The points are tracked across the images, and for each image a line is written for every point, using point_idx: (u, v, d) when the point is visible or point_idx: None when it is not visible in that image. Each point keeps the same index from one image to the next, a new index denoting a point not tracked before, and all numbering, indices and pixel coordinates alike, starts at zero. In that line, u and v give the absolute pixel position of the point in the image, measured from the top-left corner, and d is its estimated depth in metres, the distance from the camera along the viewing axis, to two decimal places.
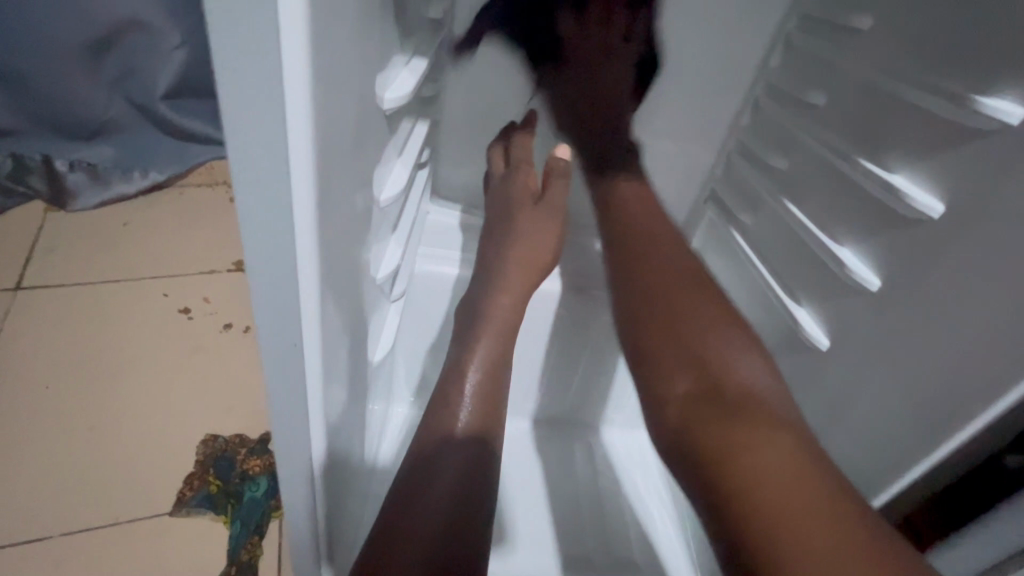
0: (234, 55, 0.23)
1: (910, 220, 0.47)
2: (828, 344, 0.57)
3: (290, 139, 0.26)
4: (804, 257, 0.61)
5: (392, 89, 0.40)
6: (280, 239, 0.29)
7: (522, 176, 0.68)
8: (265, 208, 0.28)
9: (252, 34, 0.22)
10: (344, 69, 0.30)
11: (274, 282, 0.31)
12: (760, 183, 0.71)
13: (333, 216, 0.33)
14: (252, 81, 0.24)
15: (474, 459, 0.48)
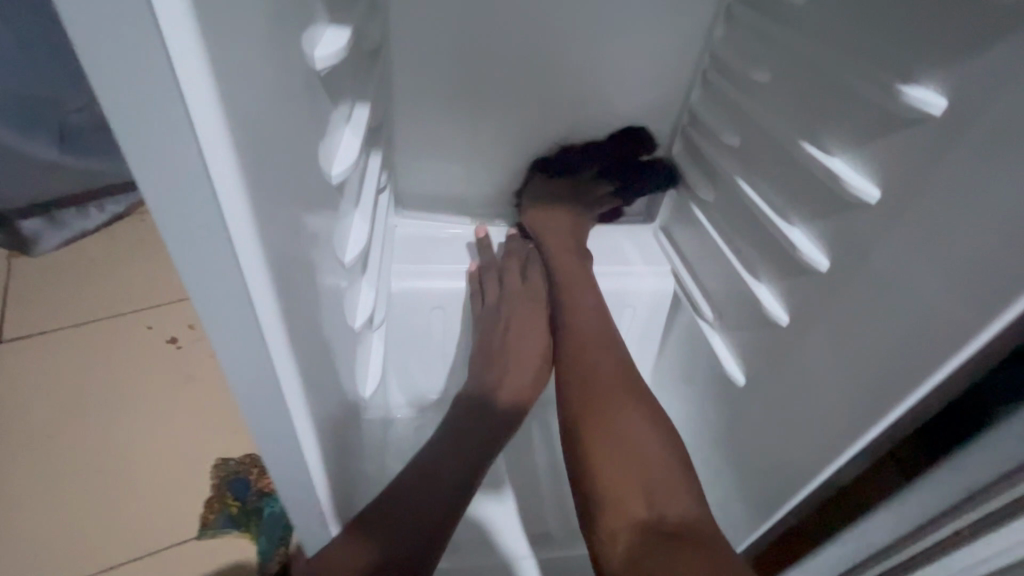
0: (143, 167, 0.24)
1: (852, 204, 0.50)
2: (787, 319, 0.60)
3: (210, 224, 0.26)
4: (760, 235, 0.64)
5: (336, 156, 0.41)
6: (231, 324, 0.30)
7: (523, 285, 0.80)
8: (210, 279, 0.29)
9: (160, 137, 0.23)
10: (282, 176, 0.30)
11: (241, 351, 0.33)
12: (715, 160, 0.72)
13: (294, 296, 0.35)
14: (174, 178, 0.25)
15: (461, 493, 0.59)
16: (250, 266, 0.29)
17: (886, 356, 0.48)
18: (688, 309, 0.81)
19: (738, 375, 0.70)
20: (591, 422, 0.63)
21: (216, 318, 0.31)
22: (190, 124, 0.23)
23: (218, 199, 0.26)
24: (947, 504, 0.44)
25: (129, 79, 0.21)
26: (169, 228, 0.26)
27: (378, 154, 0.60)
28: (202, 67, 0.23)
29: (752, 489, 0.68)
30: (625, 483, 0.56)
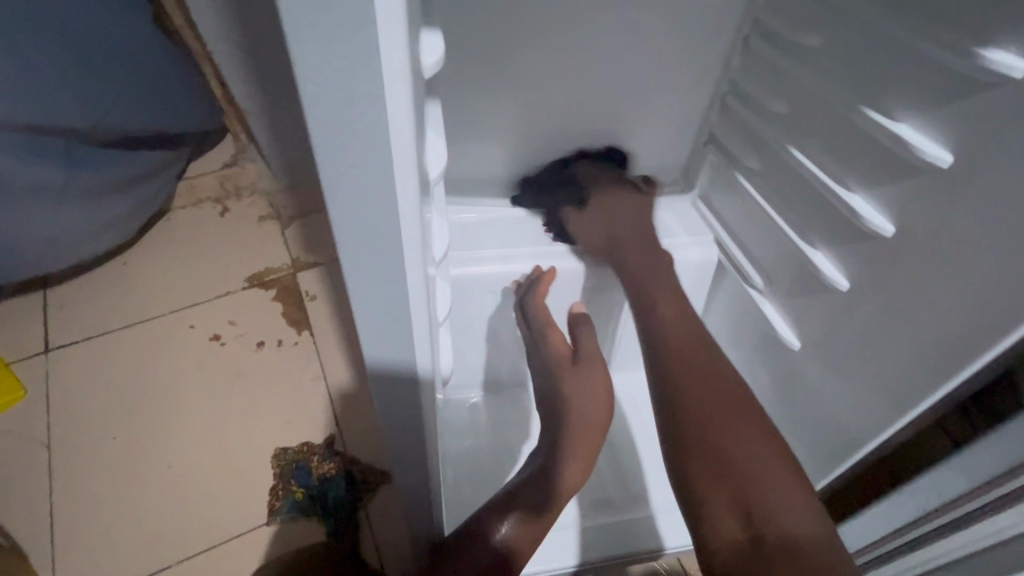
0: (346, 207, 0.25)
1: (921, 170, 0.50)
2: (847, 284, 0.62)
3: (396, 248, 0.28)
4: (814, 202, 0.65)
5: (429, 155, 0.41)
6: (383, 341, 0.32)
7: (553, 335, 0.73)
8: (373, 295, 0.30)
9: (361, 177, 0.24)
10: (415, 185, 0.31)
11: (386, 356, 0.34)
12: (760, 127, 0.72)
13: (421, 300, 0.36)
14: (367, 206, 0.26)
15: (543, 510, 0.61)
16: (414, 285, 0.30)
17: (958, 317, 0.49)
18: (735, 278, 0.82)
19: (793, 339, 0.72)
20: (696, 444, 0.57)
21: (376, 328, 0.32)
22: (386, 154, 0.24)
23: (398, 224, 0.27)
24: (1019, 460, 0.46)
25: (346, 116, 0.22)
26: (347, 253, 0.28)
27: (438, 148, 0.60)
28: (406, 102, 0.23)
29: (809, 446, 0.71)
30: (726, 509, 0.53)
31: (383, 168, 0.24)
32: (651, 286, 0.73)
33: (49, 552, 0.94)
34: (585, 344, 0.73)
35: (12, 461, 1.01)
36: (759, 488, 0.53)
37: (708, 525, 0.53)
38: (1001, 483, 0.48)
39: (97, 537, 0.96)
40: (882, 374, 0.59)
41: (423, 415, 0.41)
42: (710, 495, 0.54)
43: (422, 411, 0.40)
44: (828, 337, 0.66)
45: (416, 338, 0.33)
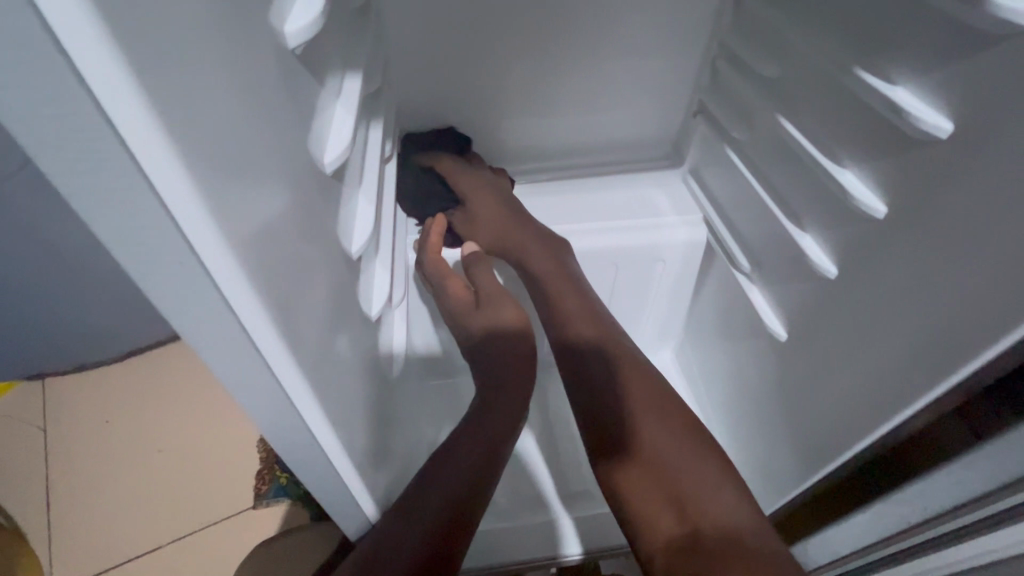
0: (133, 246, 0.22)
1: (917, 140, 0.44)
2: (836, 271, 0.55)
3: (215, 283, 0.25)
4: (804, 178, 0.58)
5: (332, 134, 0.37)
6: (245, 353, 0.29)
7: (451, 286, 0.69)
8: (204, 330, 0.27)
9: (136, 212, 0.21)
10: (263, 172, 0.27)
11: (257, 367, 0.30)
12: (748, 94, 0.65)
13: (303, 302, 0.33)
14: (127, 211, 0.21)
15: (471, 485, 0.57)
16: (236, 291, 0.26)
17: (953, 309, 0.43)
18: (724, 261, 0.76)
19: (781, 330, 0.66)
20: (614, 455, 0.56)
21: (210, 341, 0.28)
22: (120, 141, 0.19)
23: (179, 225, 0.22)
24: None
25: (83, 145, 0.19)
26: (134, 271, 0.23)
27: (379, 124, 0.56)
28: (127, 78, 0.18)
29: (797, 443, 0.66)
30: (659, 508, 0.51)
31: (156, 200, 0.21)
32: (548, 278, 0.69)
33: (42, 532, 0.96)
34: (483, 284, 0.70)
35: (10, 443, 1.04)
36: (683, 486, 0.52)
37: (644, 529, 0.52)
38: (986, 499, 0.45)
39: (86, 518, 0.98)
40: (867, 369, 0.53)
41: (315, 426, 0.37)
42: (639, 498, 0.53)
43: (311, 422, 0.36)
44: (814, 328, 0.60)
45: (267, 346, 0.29)
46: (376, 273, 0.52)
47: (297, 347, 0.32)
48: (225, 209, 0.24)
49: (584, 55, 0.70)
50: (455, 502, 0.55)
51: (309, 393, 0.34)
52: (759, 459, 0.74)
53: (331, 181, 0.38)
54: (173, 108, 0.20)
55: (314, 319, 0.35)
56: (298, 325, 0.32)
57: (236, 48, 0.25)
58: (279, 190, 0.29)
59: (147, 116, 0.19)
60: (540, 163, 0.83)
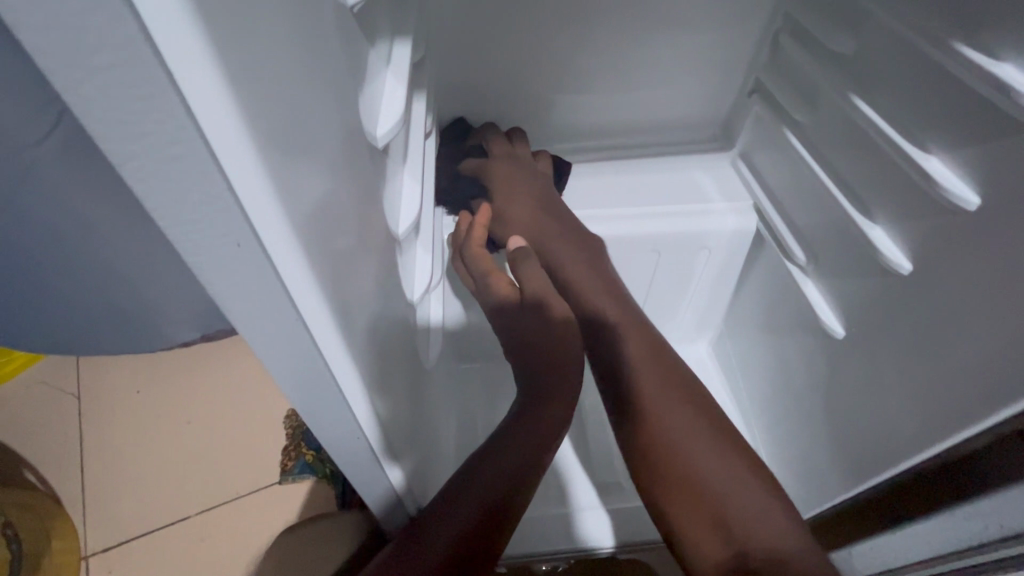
0: (195, 237, 0.20)
1: (1021, 123, 0.39)
2: (910, 266, 0.51)
3: (278, 274, 0.23)
4: (877, 163, 0.53)
5: (382, 105, 0.34)
6: (291, 342, 0.27)
7: (493, 280, 0.63)
8: (260, 320, 0.25)
9: (197, 201, 0.19)
10: (320, 146, 0.25)
11: (300, 357, 0.28)
12: (815, 72, 0.60)
13: (354, 287, 0.31)
14: (186, 190, 0.18)
15: (508, 483, 0.55)
16: (292, 272, 0.23)
17: None
18: (774, 251, 0.72)
19: (838, 326, 0.62)
20: (653, 469, 0.57)
21: (260, 326, 0.25)
22: (188, 114, 0.17)
23: (239, 199, 0.20)
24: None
25: (138, 121, 0.16)
26: (185, 249, 0.20)
27: (423, 96, 0.53)
28: (188, 21, 0.16)
29: (847, 446, 0.62)
30: (701, 525, 0.52)
31: (221, 187, 0.19)
32: (583, 288, 0.67)
33: (76, 495, 0.98)
34: (532, 285, 0.62)
35: (46, 408, 1.06)
36: (728, 508, 0.52)
37: (687, 544, 0.53)
38: None
39: (118, 485, 0.99)
40: (936, 374, 0.49)
41: (355, 412, 0.35)
42: (679, 515, 0.54)
43: (352, 407, 0.34)
44: (877, 325, 0.57)
45: (317, 331, 0.27)
46: (416, 254, 0.50)
47: (344, 331, 0.30)
48: (283, 181, 0.21)
49: (636, 26, 0.66)
50: (493, 503, 0.54)
51: (352, 377, 0.32)
52: (803, 459, 0.71)
53: (380, 154, 0.35)
54: (233, 61, 0.18)
55: (361, 299, 0.33)
56: (346, 311, 0.30)
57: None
58: (332, 161, 0.27)
59: (209, 70, 0.17)
60: (581, 142, 0.79)
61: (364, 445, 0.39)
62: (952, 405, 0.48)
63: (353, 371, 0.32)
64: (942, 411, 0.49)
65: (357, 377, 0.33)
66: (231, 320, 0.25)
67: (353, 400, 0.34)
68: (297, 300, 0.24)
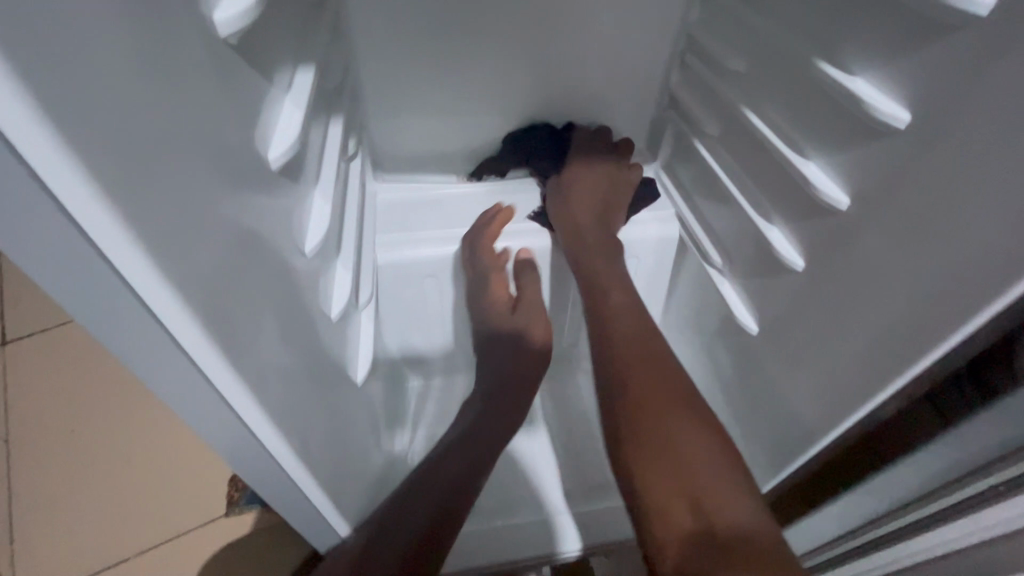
0: (49, 256, 0.22)
1: (878, 132, 0.44)
2: (803, 263, 0.56)
3: (142, 298, 0.25)
4: (770, 171, 0.58)
5: (276, 131, 0.35)
6: (173, 356, 0.28)
7: (495, 284, 0.73)
8: (136, 337, 0.27)
9: (41, 227, 0.21)
10: (200, 178, 0.26)
11: (185, 369, 0.29)
12: (717, 86, 0.65)
13: (247, 308, 0.32)
14: (33, 218, 0.21)
15: (460, 480, 0.60)
16: (146, 286, 0.25)
17: (915, 297, 0.43)
18: (697, 257, 0.76)
19: (751, 322, 0.66)
20: (634, 436, 0.56)
21: (123, 336, 0.26)
22: (21, 157, 0.19)
23: (73, 215, 0.21)
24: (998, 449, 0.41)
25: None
26: (28, 260, 0.22)
27: (339, 121, 0.55)
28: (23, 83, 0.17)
29: (772, 437, 0.66)
30: (668, 485, 0.51)
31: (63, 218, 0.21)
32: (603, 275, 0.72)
33: (5, 553, 0.92)
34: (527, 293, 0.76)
35: None
36: (695, 464, 0.51)
37: (647, 502, 0.52)
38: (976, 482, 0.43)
39: (52, 536, 0.94)
40: (834, 361, 0.53)
41: (256, 427, 0.35)
42: (650, 485, 0.52)
43: (252, 426, 0.35)
44: (783, 320, 0.60)
45: (199, 351, 0.28)
46: (337, 273, 0.51)
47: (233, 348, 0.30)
48: (140, 209, 0.22)
49: (553, 50, 0.69)
50: (444, 503, 0.58)
51: (245, 393, 0.33)
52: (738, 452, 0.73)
53: (281, 178, 0.36)
54: (72, 100, 0.19)
55: (261, 320, 0.34)
56: (237, 334, 0.31)
57: (167, 38, 0.23)
58: (218, 189, 0.28)
59: (24, 106, 0.18)
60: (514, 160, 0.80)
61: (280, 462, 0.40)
62: (855, 394, 0.51)
63: (248, 388, 0.33)
64: (848, 400, 0.52)
65: (256, 394, 0.34)
66: (107, 336, 0.27)
67: (253, 417, 0.34)
68: (171, 323, 0.26)
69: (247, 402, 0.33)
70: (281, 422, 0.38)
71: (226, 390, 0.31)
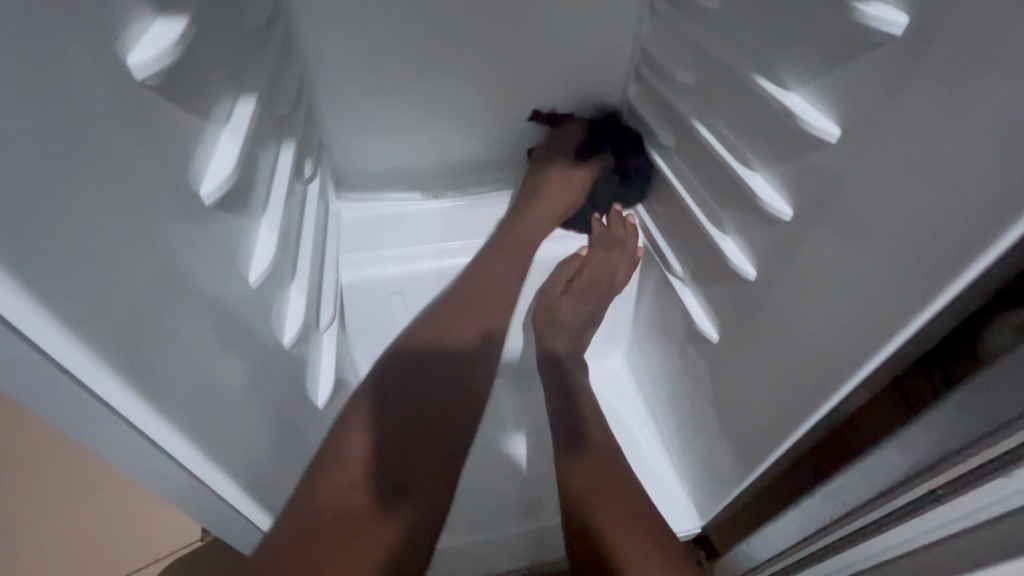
0: None
1: (813, 145, 0.45)
2: (755, 272, 0.57)
3: (40, 349, 0.24)
4: (721, 181, 0.59)
5: (211, 164, 0.35)
6: (82, 405, 0.27)
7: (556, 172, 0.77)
8: (40, 390, 0.26)
9: None
10: (116, 223, 0.26)
11: (105, 414, 0.28)
12: (671, 100, 0.66)
13: (178, 348, 0.32)
14: None
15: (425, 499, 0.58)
16: (47, 337, 0.24)
17: (856, 306, 0.45)
18: (660, 266, 0.77)
19: (711, 330, 0.67)
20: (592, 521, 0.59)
21: (27, 390, 0.25)
22: None
23: None
24: (947, 449, 0.39)
25: None
26: None
27: (291, 146, 0.55)
28: None
29: (737, 442, 0.67)
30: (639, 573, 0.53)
31: None
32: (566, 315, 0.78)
33: None
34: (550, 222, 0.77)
35: None
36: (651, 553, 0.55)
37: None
38: (920, 482, 0.42)
39: None
40: (789, 366, 0.54)
41: (189, 469, 0.35)
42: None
43: (184, 468, 0.34)
44: (741, 327, 0.62)
45: (111, 395, 0.28)
46: (291, 297, 0.51)
47: (153, 394, 0.30)
48: (31, 264, 0.22)
49: (510, 66, 0.70)
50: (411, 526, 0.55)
51: (172, 436, 0.32)
52: (708, 457, 0.74)
53: (217, 212, 0.36)
54: None
55: (191, 358, 0.34)
56: (163, 373, 0.31)
57: (76, 89, 0.24)
58: (133, 235, 0.28)
59: None
60: (479, 175, 0.81)
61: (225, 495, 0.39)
62: (810, 399, 0.52)
63: (173, 426, 0.32)
64: (804, 405, 0.53)
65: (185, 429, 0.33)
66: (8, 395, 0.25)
67: (184, 459, 0.34)
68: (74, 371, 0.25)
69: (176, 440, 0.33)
70: (218, 456, 0.37)
71: (147, 430, 0.31)
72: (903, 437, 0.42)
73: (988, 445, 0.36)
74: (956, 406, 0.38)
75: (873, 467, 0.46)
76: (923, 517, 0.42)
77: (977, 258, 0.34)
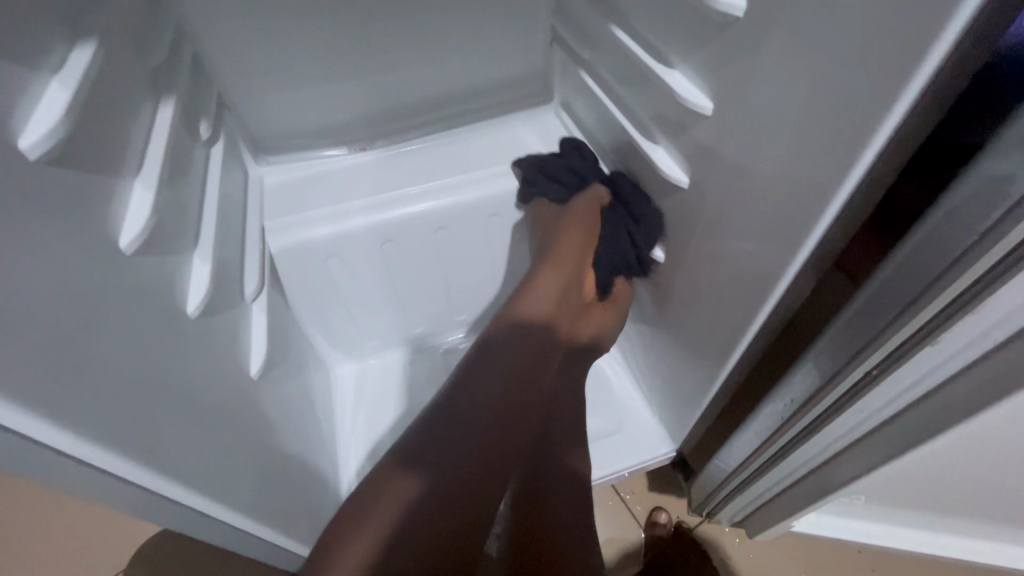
0: None
1: (721, 28, 0.42)
2: (687, 179, 0.54)
3: None
4: (644, 89, 0.55)
5: (38, 113, 0.31)
6: None
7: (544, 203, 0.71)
8: None
9: None
10: None
11: None
12: (588, 9, 0.61)
13: (41, 329, 0.29)
14: None
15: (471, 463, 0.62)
16: None
17: (782, 193, 0.42)
18: None
19: (658, 250, 0.66)
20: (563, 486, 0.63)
21: None
22: None
23: None
24: (884, 321, 0.38)
25: None
26: None
27: (173, 104, 0.50)
28: None
29: (696, 359, 0.66)
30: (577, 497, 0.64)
31: None
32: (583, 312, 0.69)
33: None
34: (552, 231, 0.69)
35: None
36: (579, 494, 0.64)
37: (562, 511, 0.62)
38: (862, 360, 0.41)
39: None
40: (730, 271, 0.53)
41: (90, 460, 0.32)
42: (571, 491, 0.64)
43: (86, 456, 0.32)
44: (686, 240, 0.59)
45: None
46: (195, 267, 0.48)
47: (20, 371, 0.27)
48: None
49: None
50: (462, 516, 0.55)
51: (53, 423, 0.29)
52: (672, 380, 0.74)
53: (63, 168, 0.33)
54: None
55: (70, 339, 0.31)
56: (30, 355, 0.28)
57: None
58: None
59: None
60: (409, 119, 0.76)
61: (154, 483, 0.37)
62: (754, 304, 0.51)
63: (60, 413, 0.30)
64: (750, 311, 0.52)
65: (79, 414, 0.31)
66: None
67: (91, 448, 0.32)
68: None
69: (73, 423, 0.31)
70: (134, 439, 0.35)
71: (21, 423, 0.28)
72: (844, 318, 0.41)
73: (911, 315, 0.36)
74: (891, 273, 0.36)
75: (819, 353, 0.46)
76: (871, 389, 0.43)
77: (879, 128, 0.32)
